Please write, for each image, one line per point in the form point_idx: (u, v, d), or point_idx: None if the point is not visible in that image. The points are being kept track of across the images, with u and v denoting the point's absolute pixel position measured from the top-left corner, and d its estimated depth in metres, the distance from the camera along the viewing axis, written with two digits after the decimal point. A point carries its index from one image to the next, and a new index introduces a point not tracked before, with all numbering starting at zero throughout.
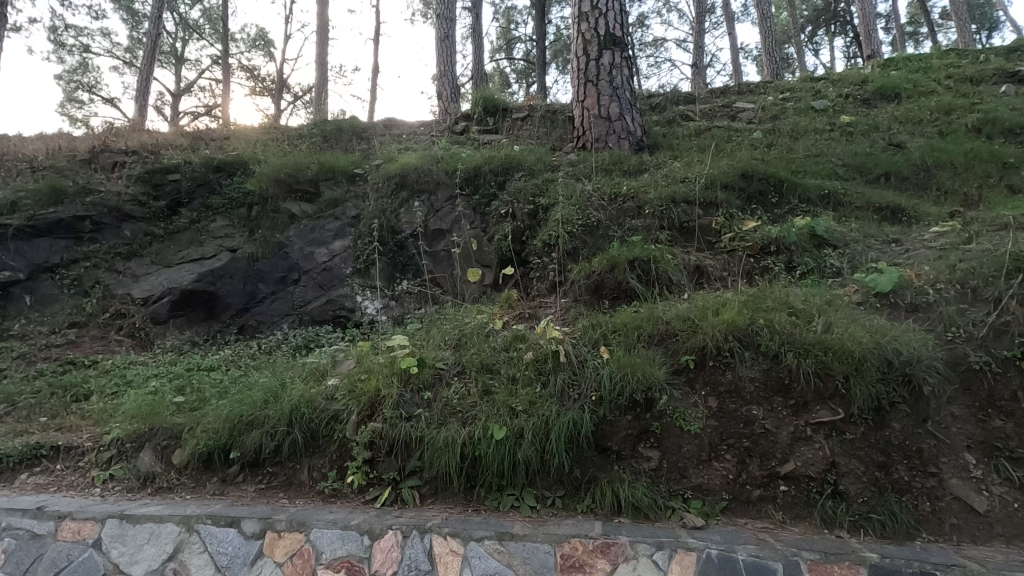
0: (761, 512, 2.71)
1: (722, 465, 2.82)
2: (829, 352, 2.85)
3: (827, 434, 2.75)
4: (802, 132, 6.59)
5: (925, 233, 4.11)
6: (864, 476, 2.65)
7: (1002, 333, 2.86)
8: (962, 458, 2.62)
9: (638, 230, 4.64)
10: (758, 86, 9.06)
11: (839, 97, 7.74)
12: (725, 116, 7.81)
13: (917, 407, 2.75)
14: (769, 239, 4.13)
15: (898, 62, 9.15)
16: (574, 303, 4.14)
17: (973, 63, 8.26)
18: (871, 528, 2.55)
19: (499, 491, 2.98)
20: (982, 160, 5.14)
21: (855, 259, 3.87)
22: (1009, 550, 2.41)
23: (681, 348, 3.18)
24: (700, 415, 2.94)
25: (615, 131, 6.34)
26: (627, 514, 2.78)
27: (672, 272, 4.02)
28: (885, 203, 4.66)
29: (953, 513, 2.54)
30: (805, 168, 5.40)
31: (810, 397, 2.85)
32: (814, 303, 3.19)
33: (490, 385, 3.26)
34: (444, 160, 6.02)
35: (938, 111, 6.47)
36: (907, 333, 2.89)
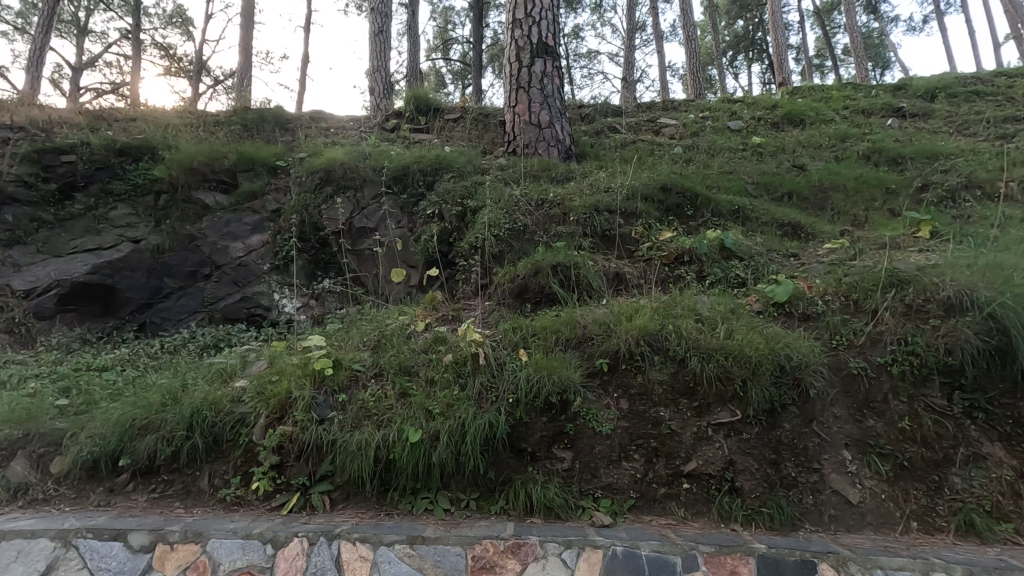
0: (665, 509, 2.85)
1: (630, 465, 2.94)
2: (729, 357, 3.05)
3: (726, 434, 2.94)
4: (717, 150, 7.02)
5: (819, 249, 4.48)
6: (757, 472, 2.85)
7: (878, 341, 3.17)
8: (840, 454, 2.87)
9: (563, 236, 4.75)
10: (680, 104, 9.54)
11: (752, 120, 8.30)
12: (650, 130, 8.18)
13: (805, 408, 2.98)
14: (682, 250, 4.36)
15: (803, 91, 9.93)
16: (497, 307, 4.18)
17: (866, 97, 9.13)
18: (762, 521, 2.75)
19: (413, 495, 2.95)
20: (869, 184, 5.68)
21: (758, 271, 4.15)
22: (878, 537, 2.67)
23: (596, 351, 3.28)
24: (612, 416, 3.05)
25: (545, 137, 6.45)
26: (539, 515, 2.83)
27: (592, 278, 4.14)
28: (787, 220, 5.03)
29: (832, 505, 2.77)
30: (719, 184, 5.74)
31: (712, 399, 3.03)
32: (719, 311, 3.41)
33: (407, 387, 3.22)
34: (372, 157, 5.89)
35: (835, 139, 7.09)
36: (798, 340, 3.14)
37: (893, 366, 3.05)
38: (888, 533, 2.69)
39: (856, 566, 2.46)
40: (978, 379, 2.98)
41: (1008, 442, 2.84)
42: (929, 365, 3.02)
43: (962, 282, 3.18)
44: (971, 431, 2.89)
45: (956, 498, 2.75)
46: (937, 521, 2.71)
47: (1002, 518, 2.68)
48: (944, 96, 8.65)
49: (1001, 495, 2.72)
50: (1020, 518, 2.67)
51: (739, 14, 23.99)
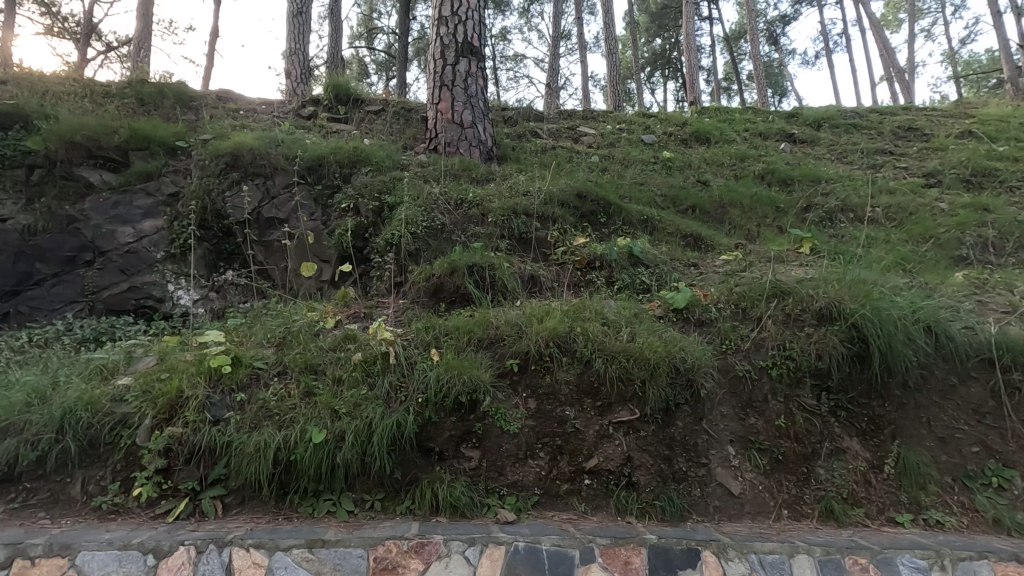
0: (567, 504, 2.96)
1: (536, 462, 3.03)
2: (631, 359, 3.22)
3: (625, 432, 3.11)
4: (631, 161, 7.37)
5: (717, 260, 4.84)
6: (652, 467, 3.04)
7: (761, 346, 3.48)
8: (725, 450, 3.13)
9: (480, 237, 4.79)
10: (599, 115, 9.91)
11: (664, 135, 8.80)
12: (569, 137, 8.43)
13: (696, 407, 3.21)
14: (594, 256, 4.55)
15: (710, 111, 10.64)
16: (411, 305, 4.14)
17: (764, 121, 9.96)
18: (654, 513, 2.93)
19: (315, 497, 2.87)
20: (762, 203, 6.20)
21: (662, 278, 4.41)
22: (754, 525, 2.93)
23: (507, 352, 3.34)
24: (520, 415, 3.12)
25: (467, 137, 6.46)
26: (445, 514, 2.85)
27: (507, 280, 4.21)
28: (690, 232, 5.39)
29: (716, 496, 3.01)
30: (631, 195, 6.04)
31: (614, 399, 3.19)
32: (623, 315, 3.59)
33: (313, 385, 3.12)
34: (284, 144, 5.62)
35: (735, 158, 7.66)
36: (693, 344, 3.37)
37: (773, 369, 3.36)
38: (763, 520, 2.96)
39: (734, 552, 2.68)
40: (842, 381, 3.35)
41: (863, 437, 3.23)
42: (802, 369, 3.35)
43: (832, 294, 3.56)
44: (834, 428, 3.24)
45: (820, 487, 3.08)
46: (804, 508, 3.03)
47: (856, 504, 3.04)
48: (828, 126, 9.62)
49: (855, 484, 3.09)
50: (870, 504, 3.04)
51: (658, 33, 25.30)
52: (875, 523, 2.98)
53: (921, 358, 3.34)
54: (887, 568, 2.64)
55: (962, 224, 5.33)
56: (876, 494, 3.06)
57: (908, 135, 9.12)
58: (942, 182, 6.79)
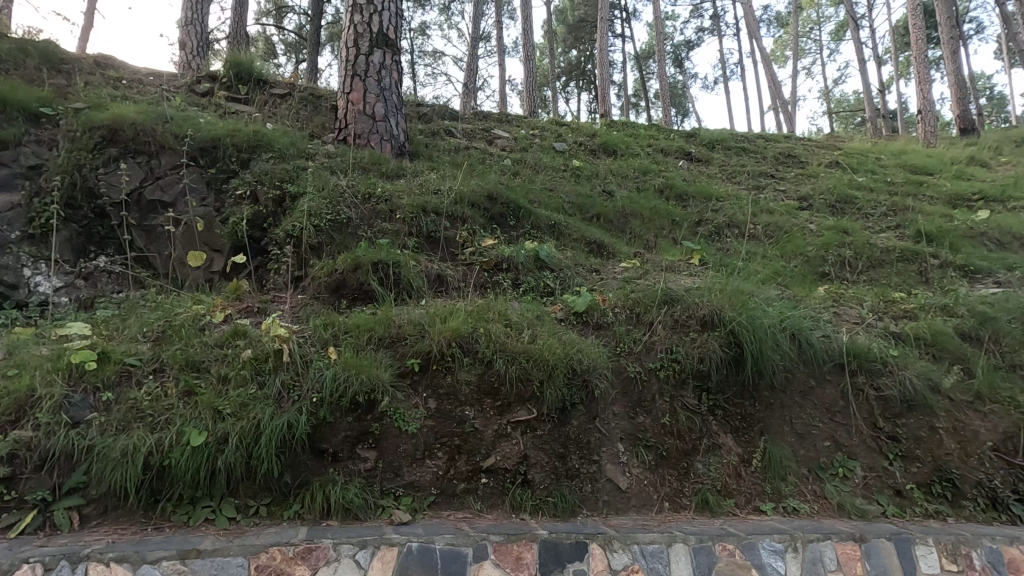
0: (463, 503, 2.98)
1: (433, 462, 3.03)
2: (530, 360, 3.31)
3: (523, 430, 3.19)
4: (542, 168, 7.56)
5: (617, 267, 5.09)
6: (547, 465, 3.14)
7: (651, 350, 3.71)
8: (615, 447, 3.30)
9: (387, 233, 4.69)
10: (514, 120, 10.06)
11: (575, 144, 9.12)
12: (484, 138, 8.48)
13: (590, 406, 3.36)
14: (502, 258, 4.61)
15: (618, 126, 11.16)
16: (310, 302, 3.97)
17: (666, 138, 10.62)
18: (547, 509, 3.03)
19: (191, 504, 2.67)
20: (660, 215, 6.61)
21: (565, 282, 4.57)
22: (638, 517, 3.11)
23: (409, 351, 3.31)
24: (419, 415, 3.10)
25: (378, 131, 6.29)
26: (336, 517, 2.76)
27: (413, 279, 4.15)
28: (594, 239, 5.62)
29: (605, 491, 3.17)
30: (540, 200, 6.19)
31: (512, 399, 3.26)
32: (526, 317, 3.68)
33: (194, 384, 2.90)
34: (174, 121, 5.18)
35: (638, 172, 8.10)
36: (590, 347, 3.52)
37: (661, 371, 3.60)
38: (646, 513, 3.16)
39: (618, 543, 2.82)
40: (720, 383, 3.66)
41: (736, 433, 3.54)
42: (686, 371, 3.62)
43: (714, 303, 3.87)
44: (712, 425, 3.53)
45: (697, 480, 3.34)
46: (682, 500, 3.27)
47: (728, 495, 3.32)
48: (721, 148, 10.45)
49: (728, 477, 3.37)
50: (739, 494, 3.33)
51: (574, 44, 26.15)
52: (743, 512, 3.27)
53: (786, 362, 3.73)
54: (750, 552, 2.90)
55: (826, 244, 6.01)
56: (745, 485, 3.37)
57: (787, 161, 10.13)
58: (812, 206, 7.61)
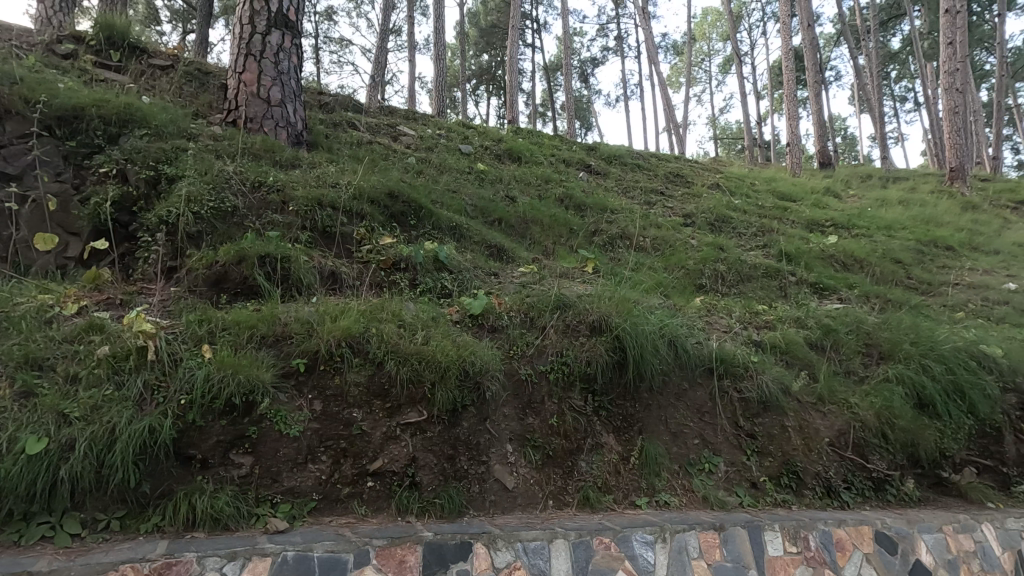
0: (346, 508, 2.89)
1: (316, 467, 2.91)
2: (423, 361, 3.29)
3: (412, 432, 3.17)
4: (447, 168, 7.54)
5: (515, 271, 5.19)
6: (436, 467, 3.14)
7: (542, 353, 3.84)
8: (504, 448, 3.37)
9: (277, 226, 4.43)
10: (420, 119, 9.93)
11: (480, 148, 9.19)
12: (388, 134, 8.29)
13: (482, 408, 3.40)
14: (399, 257, 4.54)
15: (524, 134, 11.40)
16: (185, 295, 3.65)
17: (568, 149, 11.03)
18: (433, 511, 3.01)
19: (25, 521, 2.36)
20: (559, 223, 6.85)
21: (464, 284, 4.59)
22: (523, 515, 3.19)
23: (294, 351, 3.16)
24: (303, 418, 2.97)
25: (273, 116, 5.92)
26: (203, 528, 2.56)
27: (304, 275, 3.95)
28: (494, 243, 5.69)
29: (493, 491, 3.23)
30: (442, 201, 6.17)
31: (403, 401, 3.22)
32: (421, 319, 3.66)
33: (35, 385, 2.59)
34: (26, 84, 4.56)
35: (540, 180, 8.32)
36: (483, 349, 3.58)
37: (551, 374, 3.73)
38: (531, 511, 3.25)
39: (502, 542, 2.88)
40: (605, 385, 3.86)
41: (617, 433, 3.75)
42: (574, 374, 3.79)
43: (602, 309, 4.09)
44: (596, 425, 3.72)
45: (581, 478, 3.49)
46: (566, 497, 3.40)
47: (607, 491, 3.51)
48: (618, 163, 11.04)
49: (608, 474, 3.57)
50: (618, 490, 3.53)
51: (485, 49, 26.35)
52: (620, 507, 3.47)
53: (663, 366, 4.03)
54: (624, 544, 3.09)
55: (705, 259, 6.55)
56: (624, 482, 3.58)
57: (676, 180, 10.92)
58: (695, 223, 8.27)
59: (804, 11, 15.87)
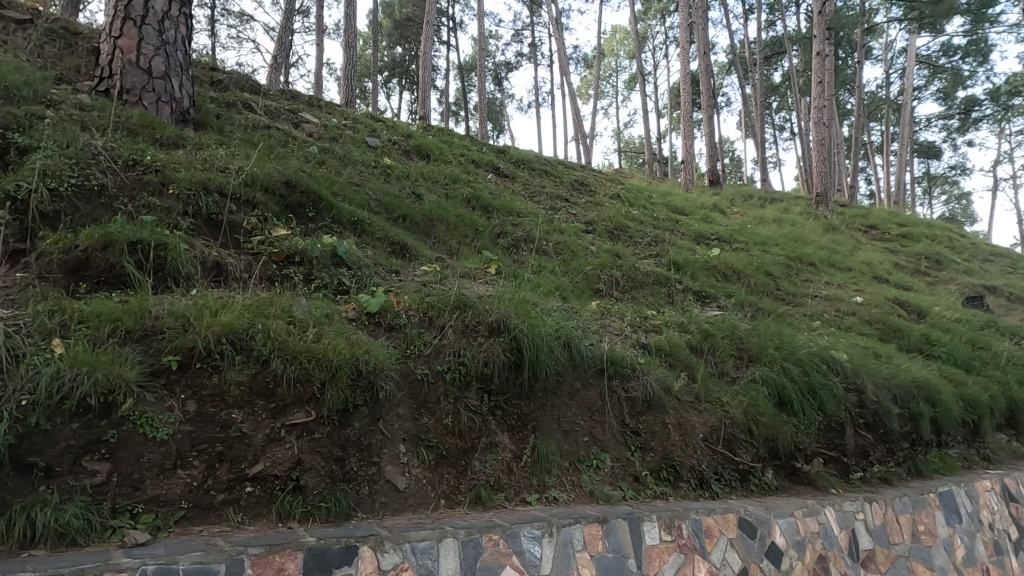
0: (220, 516, 2.70)
1: (187, 473, 2.70)
2: (312, 360, 3.18)
3: (298, 434, 3.03)
4: (351, 161, 7.28)
5: (417, 269, 5.13)
6: (323, 469, 3.02)
7: (440, 353, 3.83)
8: (397, 448, 3.32)
9: (153, 209, 4.04)
10: (325, 107, 9.51)
11: (388, 142, 8.97)
12: (288, 119, 7.86)
13: (375, 408, 3.33)
14: (294, 250, 4.33)
15: (434, 131, 11.29)
16: (34, 282, 3.21)
17: (478, 150, 11.09)
18: (318, 515, 2.88)
19: None
20: (465, 223, 6.85)
21: (362, 281, 4.45)
22: (414, 516, 3.15)
23: (165, 347, 2.95)
24: (173, 420, 2.75)
25: (155, 89, 5.39)
26: (44, 545, 2.28)
27: (182, 266, 3.64)
28: (398, 240, 5.55)
29: (383, 493, 3.16)
30: (344, 195, 5.95)
31: (289, 401, 3.08)
32: (313, 316, 3.55)
33: None
34: None
35: (448, 179, 8.28)
36: (378, 348, 3.51)
37: (447, 373, 3.73)
38: (423, 511, 3.21)
39: (389, 543, 2.82)
40: (501, 385, 3.93)
41: (511, 432, 3.83)
42: (471, 373, 3.82)
43: (501, 311, 4.16)
44: (491, 425, 3.76)
45: (474, 477, 3.52)
46: (458, 497, 3.40)
47: (499, 489, 3.56)
48: (526, 168, 11.26)
49: (501, 472, 3.62)
50: (509, 488, 3.59)
51: (399, 41, 25.83)
52: (511, 504, 3.52)
53: (558, 366, 4.17)
54: (512, 540, 3.15)
55: (602, 265, 6.87)
56: (515, 479, 3.65)
57: (581, 187, 11.35)
58: (596, 230, 8.64)
59: (700, 40, 17.18)
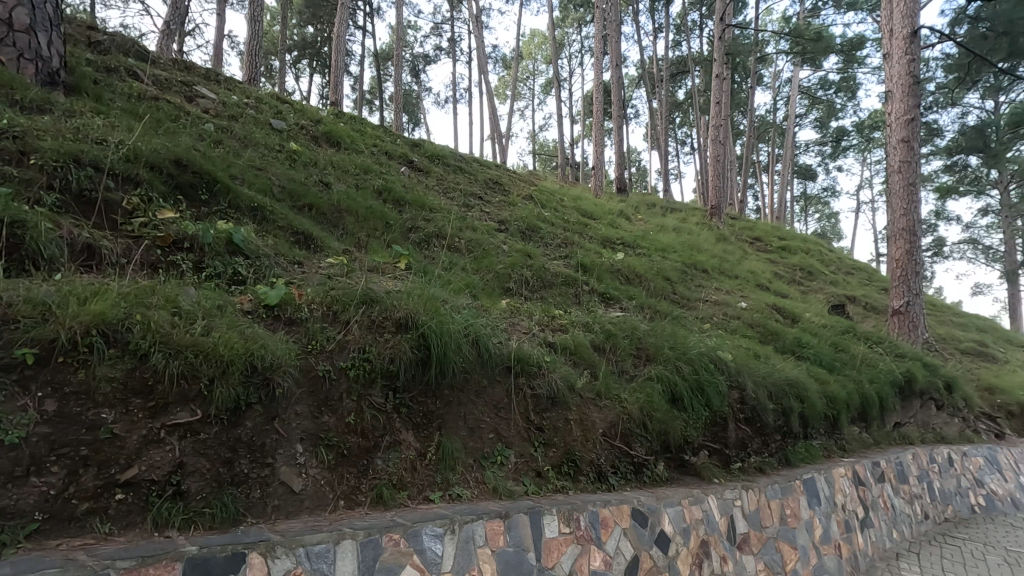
0: (83, 528, 2.42)
1: (43, 480, 2.40)
2: (200, 354, 2.95)
3: (180, 435, 2.80)
4: (252, 142, 6.82)
5: (322, 261, 4.90)
6: (208, 473, 2.80)
7: (344, 348, 3.69)
8: (294, 448, 3.16)
9: (9, 180, 3.54)
10: (224, 82, 8.84)
11: (295, 126, 8.51)
12: (181, 92, 7.22)
13: (270, 407, 3.15)
14: (183, 235, 3.99)
15: (345, 119, 10.85)
16: None
17: (392, 142, 10.82)
18: (201, 522, 2.67)
19: None
20: (375, 216, 6.65)
21: (261, 271, 4.18)
22: (310, 518, 3.00)
23: (19, 338, 2.61)
24: (27, 421, 2.45)
25: (16, 43, 4.72)
26: None
27: (44, 247, 3.22)
28: (302, 229, 5.26)
29: (276, 496, 2.99)
30: (243, 178, 5.56)
31: (171, 399, 2.83)
32: (202, 307, 3.30)
33: None
34: None
35: (359, 169, 8.00)
36: (276, 342, 3.32)
37: (351, 370, 3.61)
38: (320, 513, 3.07)
39: (282, 548, 2.67)
40: (407, 382, 3.85)
41: (416, 430, 3.77)
42: (376, 370, 3.71)
43: (409, 307, 4.09)
44: (395, 423, 3.68)
45: (375, 476, 3.43)
46: (358, 497, 3.29)
47: (401, 488, 3.49)
48: (441, 163, 11.15)
49: (404, 470, 3.56)
50: (412, 486, 3.53)
51: (311, 20, 24.52)
52: (414, 502, 3.46)
53: (465, 364, 4.17)
54: (413, 539, 3.10)
55: (512, 265, 6.97)
56: (419, 478, 3.59)
57: (495, 186, 11.41)
58: (508, 230, 8.73)
59: (613, 52, 17.89)
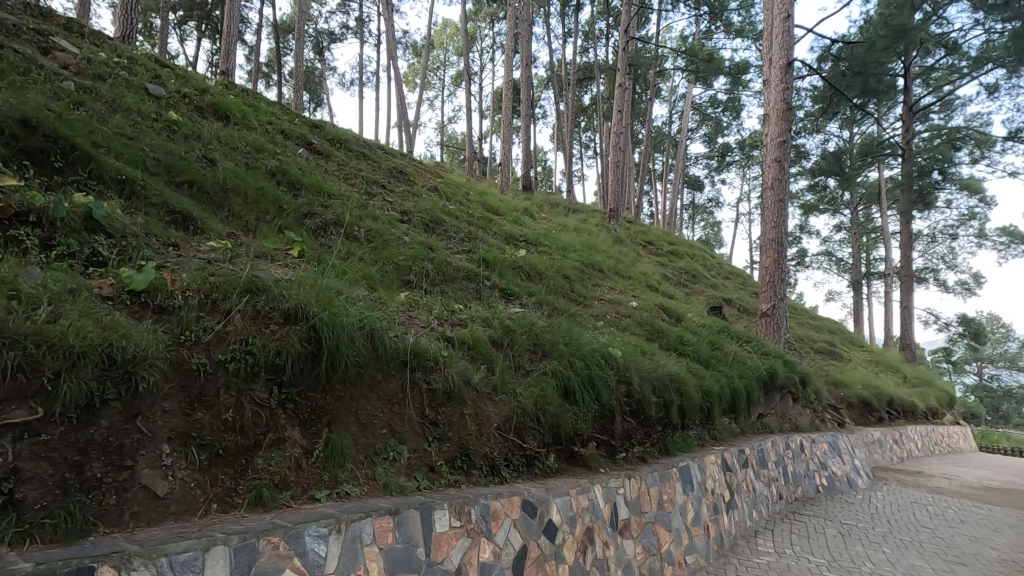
0: None
1: None
2: (43, 345, 2.61)
3: (16, 437, 2.46)
4: (122, 107, 6.09)
5: (202, 244, 4.49)
6: (50, 479, 2.48)
7: (223, 340, 3.42)
8: (158, 449, 2.88)
9: None
10: (89, 35, 7.78)
11: (176, 93, 7.71)
12: (32, 41, 6.26)
13: (131, 404, 2.84)
14: (27, 208, 3.48)
15: (236, 91, 9.99)
16: None
17: (289, 120, 10.17)
18: (40, 535, 2.35)
19: None
20: (266, 199, 6.22)
21: (126, 252, 3.75)
22: (176, 524, 2.75)
23: None
24: None
25: None
26: None
27: None
28: (180, 209, 4.79)
29: (136, 502, 2.70)
30: (109, 147, 4.96)
31: (4, 396, 2.48)
32: (50, 292, 2.92)
33: None
34: None
35: (250, 147, 7.43)
36: (141, 333, 3.01)
37: (230, 363, 3.35)
38: (188, 518, 2.82)
39: (140, 559, 2.42)
40: (295, 377, 3.64)
41: (302, 426, 3.57)
42: (259, 363, 3.47)
43: (298, 297, 3.86)
44: (280, 420, 3.47)
45: (255, 476, 3.21)
46: (234, 499, 3.06)
47: (284, 488, 3.29)
48: (342, 147, 10.65)
49: (288, 469, 3.36)
50: (296, 486, 3.35)
51: None
52: (298, 502, 3.28)
53: (358, 358, 4.02)
54: (294, 541, 2.95)
55: (413, 257, 6.83)
56: (304, 477, 3.41)
57: (399, 175, 11.14)
58: (411, 221, 8.55)
59: (523, 51, 18.13)
